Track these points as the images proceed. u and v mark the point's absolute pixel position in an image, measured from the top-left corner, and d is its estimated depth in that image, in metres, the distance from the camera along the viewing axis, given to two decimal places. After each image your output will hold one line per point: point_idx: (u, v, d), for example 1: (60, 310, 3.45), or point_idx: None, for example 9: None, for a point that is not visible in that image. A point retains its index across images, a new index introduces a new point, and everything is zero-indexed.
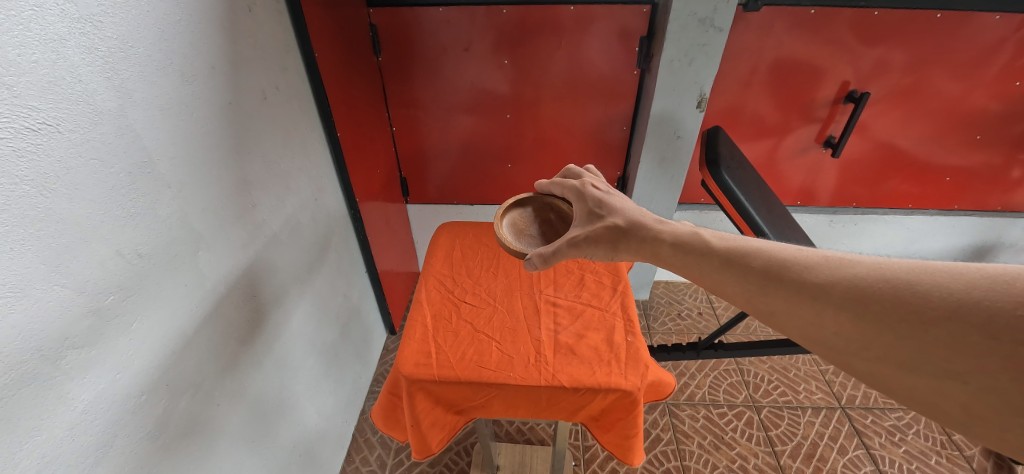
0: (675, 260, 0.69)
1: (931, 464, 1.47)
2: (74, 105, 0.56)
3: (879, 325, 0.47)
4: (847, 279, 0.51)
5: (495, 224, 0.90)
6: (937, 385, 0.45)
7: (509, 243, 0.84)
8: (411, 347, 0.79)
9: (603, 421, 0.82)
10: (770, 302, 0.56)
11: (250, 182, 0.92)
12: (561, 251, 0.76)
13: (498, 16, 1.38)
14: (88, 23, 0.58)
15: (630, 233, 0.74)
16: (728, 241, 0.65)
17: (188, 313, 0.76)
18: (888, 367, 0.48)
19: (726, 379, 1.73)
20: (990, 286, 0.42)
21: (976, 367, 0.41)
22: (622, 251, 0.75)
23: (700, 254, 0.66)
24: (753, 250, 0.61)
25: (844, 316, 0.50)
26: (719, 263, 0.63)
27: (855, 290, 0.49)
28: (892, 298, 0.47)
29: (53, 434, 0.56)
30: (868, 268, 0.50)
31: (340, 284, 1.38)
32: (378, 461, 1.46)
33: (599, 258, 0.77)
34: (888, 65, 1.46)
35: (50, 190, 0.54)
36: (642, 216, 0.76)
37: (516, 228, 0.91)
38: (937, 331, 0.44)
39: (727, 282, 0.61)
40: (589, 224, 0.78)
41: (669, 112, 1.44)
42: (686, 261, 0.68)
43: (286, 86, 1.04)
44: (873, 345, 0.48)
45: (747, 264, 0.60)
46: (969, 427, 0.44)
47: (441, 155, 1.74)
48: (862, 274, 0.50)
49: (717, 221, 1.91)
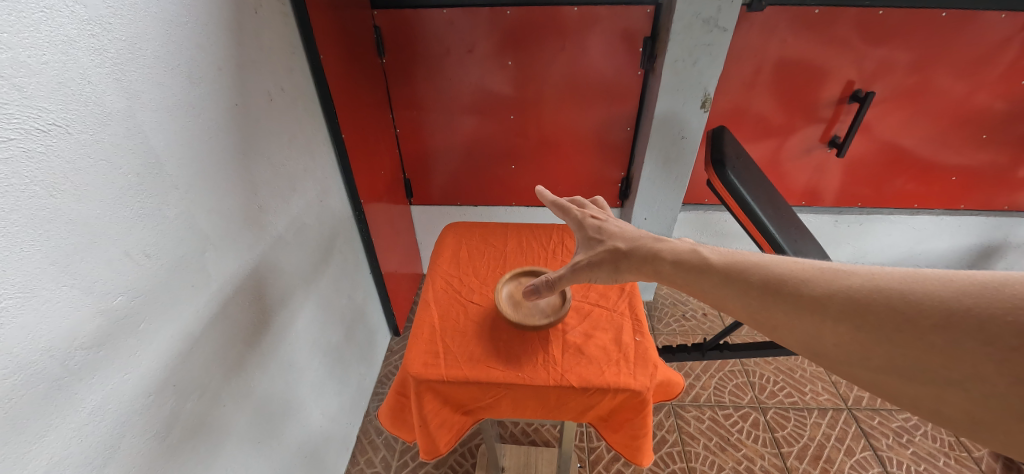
0: (673, 277, 0.68)
1: (939, 465, 1.46)
2: (84, 106, 0.57)
3: (878, 336, 0.47)
4: (841, 291, 0.50)
5: (496, 292, 0.87)
6: (937, 392, 0.44)
7: (507, 317, 0.81)
8: (419, 347, 0.79)
9: (611, 421, 0.81)
10: (770, 317, 0.55)
11: (255, 184, 0.92)
12: (567, 278, 0.76)
13: (501, 17, 1.38)
14: (97, 25, 0.58)
15: (629, 253, 0.74)
16: (724, 257, 0.64)
17: (195, 315, 0.77)
18: (888, 376, 0.47)
19: (732, 380, 1.72)
20: (983, 293, 0.42)
21: (973, 373, 0.41)
22: (623, 271, 0.74)
23: (698, 271, 0.65)
24: (748, 265, 0.60)
25: (842, 328, 0.49)
26: (717, 280, 0.62)
27: (851, 303, 0.49)
28: (887, 308, 0.47)
29: (62, 435, 0.56)
30: (862, 278, 0.50)
31: (345, 286, 1.38)
32: (383, 462, 1.46)
33: (600, 279, 0.76)
34: (892, 64, 1.46)
35: (58, 191, 0.54)
36: (638, 236, 0.75)
37: (518, 293, 0.87)
38: (932, 339, 0.43)
39: (726, 298, 0.60)
40: (589, 247, 0.78)
41: (673, 113, 1.44)
42: (685, 279, 0.66)
43: (291, 88, 1.04)
44: (874, 354, 0.47)
45: (744, 279, 0.59)
46: (972, 432, 0.43)
47: (444, 157, 1.74)
48: (857, 286, 0.49)
49: (721, 221, 1.90)
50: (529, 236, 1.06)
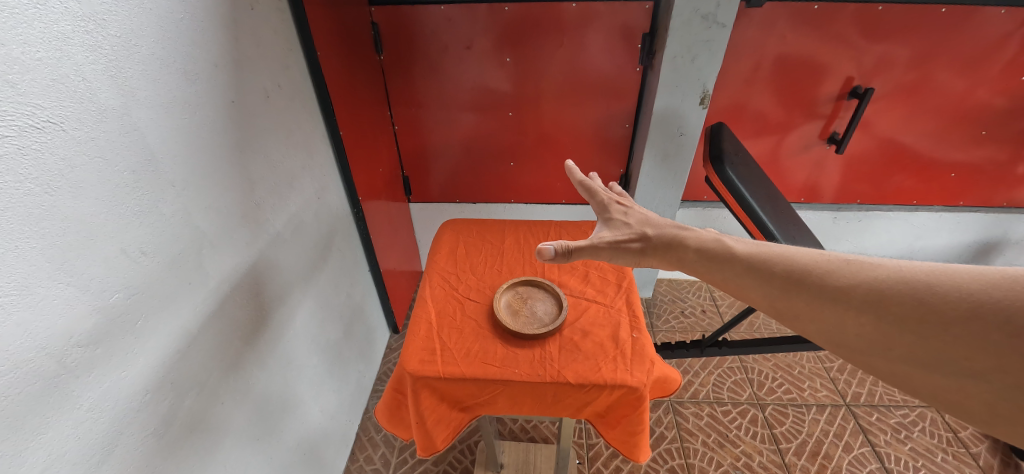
0: (697, 264, 0.69)
1: (937, 461, 1.47)
2: (78, 103, 0.56)
3: (900, 327, 0.47)
4: (866, 282, 0.50)
5: (498, 293, 0.87)
6: (958, 384, 0.44)
7: (500, 319, 0.81)
8: (416, 344, 0.79)
9: (608, 417, 0.81)
10: (793, 305, 0.56)
11: (253, 181, 0.92)
12: (584, 251, 0.76)
13: (500, 14, 1.38)
14: (92, 21, 0.58)
15: (653, 239, 0.75)
16: (750, 247, 0.65)
17: (193, 312, 0.77)
18: (910, 367, 0.47)
19: (730, 377, 1.72)
20: (1010, 287, 0.42)
21: (998, 366, 0.41)
22: (647, 257, 0.75)
23: (722, 259, 0.66)
24: (773, 256, 0.60)
25: (864, 318, 0.49)
26: (742, 268, 0.62)
27: (876, 295, 0.49)
28: (912, 300, 0.47)
29: (59, 432, 0.56)
30: (888, 271, 0.50)
31: (344, 284, 1.38)
32: (383, 459, 1.46)
33: (621, 263, 0.77)
34: (891, 61, 1.45)
35: (53, 189, 0.54)
36: (664, 224, 0.77)
37: (518, 300, 0.86)
38: (956, 331, 0.43)
39: (749, 287, 0.61)
40: (611, 229, 0.79)
41: (671, 109, 1.44)
42: (708, 267, 0.67)
43: (288, 85, 1.04)
44: (896, 346, 0.47)
45: (768, 268, 0.59)
46: (992, 424, 0.43)
47: (443, 154, 1.74)
48: (883, 277, 0.50)
49: (720, 218, 1.90)
50: (527, 233, 1.06)
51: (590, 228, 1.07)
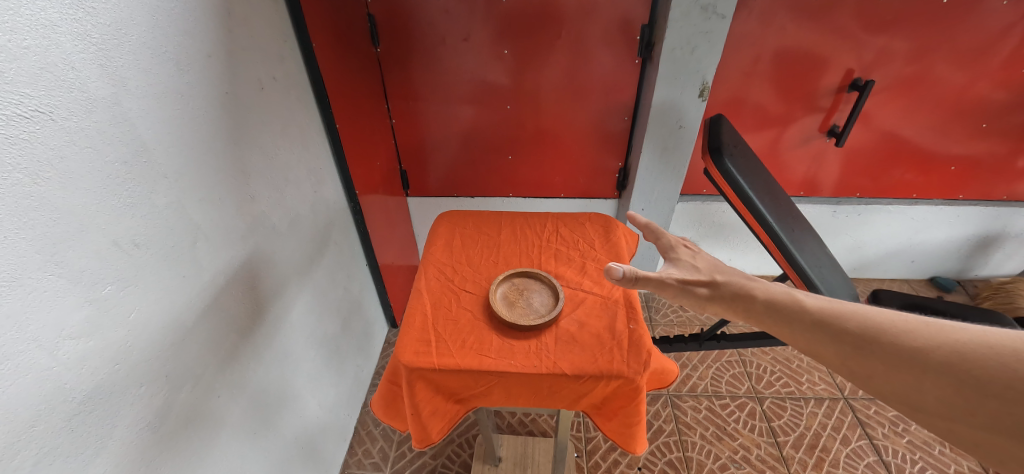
0: (765, 315, 0.65)
1: (934, 454, 1.47)
2: (67, 92, 0.56)
3: (982, 392, 0.44)
4: (947, 344, 0.48)
5: (495, 283, 0.87)
6: None
7: (496, 310, 0.81)
8: (410, 336, 0.79)
9: (605, 409, 0.81)
10: (866, 363, 0.53)
11: (247, 173, 0.91)
12: (649, 280, 0.74)
13: (498, 5, 1.36)
14: (81, 9, 0.57)
15: (721, 284, 0.72)
16: (824, 301, 0.61)
17: (187, 305, 0.76)
18: (996, 437, 0.43)
19: (729, 370, 1.72)
20: None
21: None
22: (714, 303, 0.72)
23: (793, 311, 0.62)
24: (846, 311, 0.58)
25: (944, 380, 0.47)
26: (812, 322, 0.59)
27: (966, 358, 0.46)
28: (996, 367, 0.44)
29: (51, 424, 0.56)
30: (972, 335, 0.47)
31: (341, 278, 1.38)
32: (381, 453, 1.46)
33: (683, 304, 0.74)
34: (892, 53, 1.44)
35: (42, 179, 0.53)
36: (734, 272, 0.74)
37: (516, 293, 0.86)
38: None
39: (821, 342, 0.57)
40: (678, 266, 0.77)
41: (671, 102, 1.43)
42: (778, 318, 0.64)
43: (283, 77, 1.03)
44: (980, 411, 0.44)
45: (841, 323, 0.57)
46: None
47: (441, 147, 1.73)
48: (967, 341, 0.47)
49: (720, 212, 1.90)
50: (523, 225, 1.05)
51: (587, 220, 1.06)
